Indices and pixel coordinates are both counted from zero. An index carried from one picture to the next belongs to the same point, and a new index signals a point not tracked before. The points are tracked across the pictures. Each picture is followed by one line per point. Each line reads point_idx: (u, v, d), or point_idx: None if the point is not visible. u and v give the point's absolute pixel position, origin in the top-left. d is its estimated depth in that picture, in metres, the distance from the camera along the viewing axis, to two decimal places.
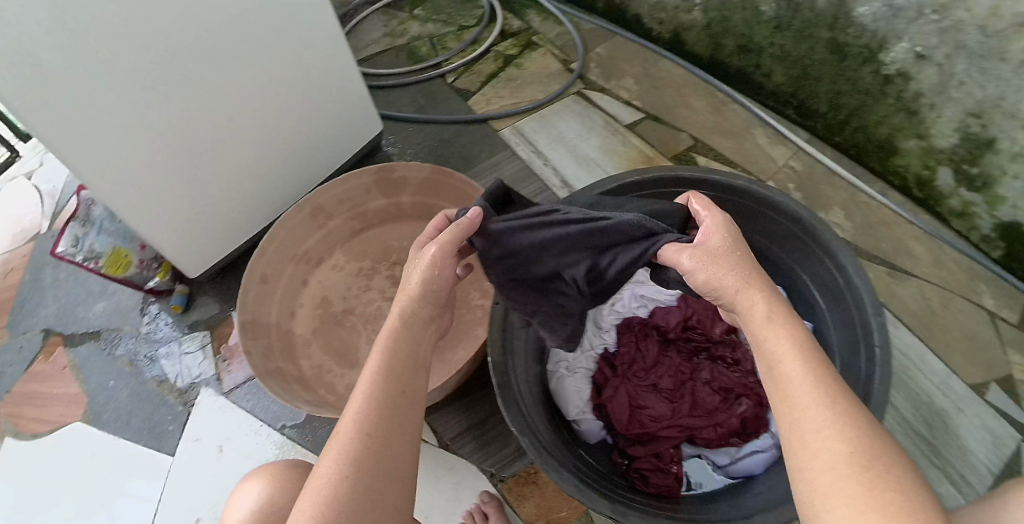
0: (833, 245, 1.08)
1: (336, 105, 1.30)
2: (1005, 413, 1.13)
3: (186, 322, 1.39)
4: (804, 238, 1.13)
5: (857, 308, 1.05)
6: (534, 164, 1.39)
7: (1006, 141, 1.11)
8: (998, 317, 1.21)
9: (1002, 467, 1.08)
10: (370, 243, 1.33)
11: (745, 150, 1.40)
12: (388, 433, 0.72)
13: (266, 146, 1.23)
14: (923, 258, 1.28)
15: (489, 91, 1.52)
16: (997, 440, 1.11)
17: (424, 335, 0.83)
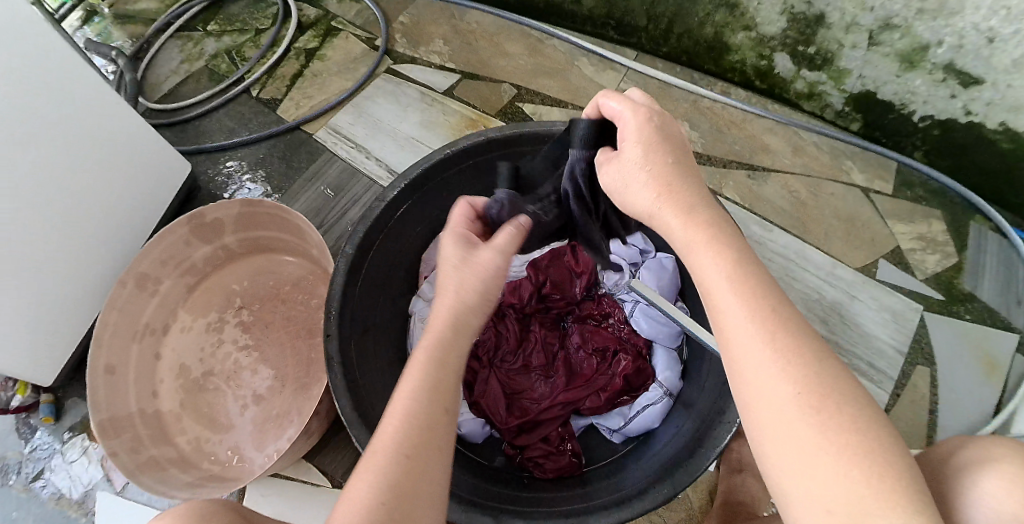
0: None
1: (132, 162, 1.17)
2: (900, 287, 1.11)
3: (63, 429, 1.21)
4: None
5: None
6: (356, 161, 1.34)
7: (834, 14, 1.05)
8: (873, 191, 1.18)
9: (910, 344, 1.07)
10: (213, 291, 1.23)
11: (572, 86, 1.36)
12: (426, 455, 0.62)
13: (74, 237, 1.09)
14: (783, 150, 1.22)
15: (296, 92, 1.44)
16: (897, 316, 1.09)
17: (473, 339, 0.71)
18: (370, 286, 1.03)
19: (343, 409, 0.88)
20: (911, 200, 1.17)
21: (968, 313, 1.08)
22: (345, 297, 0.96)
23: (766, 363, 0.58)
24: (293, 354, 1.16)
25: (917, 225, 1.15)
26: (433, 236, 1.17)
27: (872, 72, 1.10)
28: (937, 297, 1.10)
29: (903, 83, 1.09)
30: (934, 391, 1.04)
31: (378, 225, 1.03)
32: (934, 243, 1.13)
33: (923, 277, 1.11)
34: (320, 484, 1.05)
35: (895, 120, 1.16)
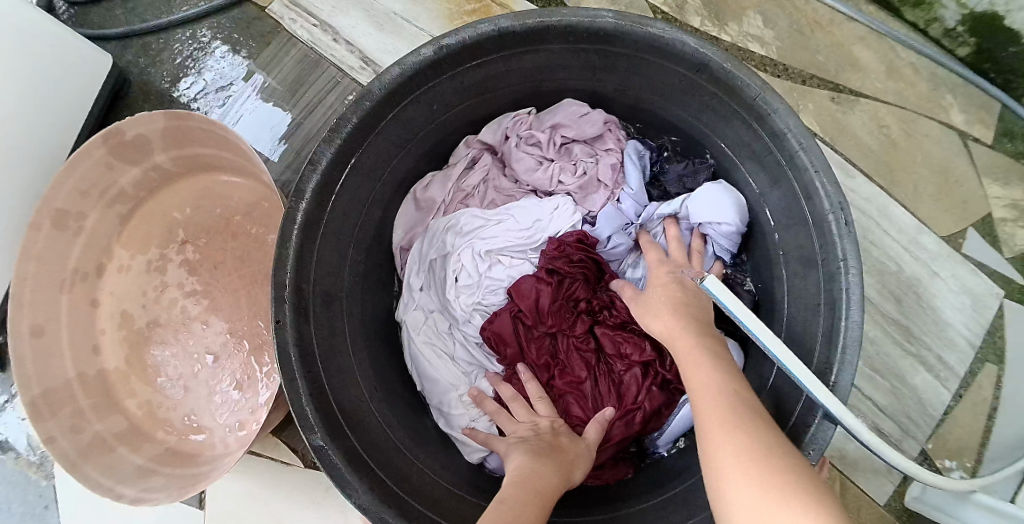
0: (760, 104, 0.71)
1: (17, 58, 0.87)
2: (983, 265, 0.98)
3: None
4: (709, 86, 0.76)
5: (806, 194, 0.73)
6: (320, 46, 1.03)
7: None
8: (971, 137, 1.01)
9: (984, 336, 0.96)
10: (151, 221, 1.02)
11: None
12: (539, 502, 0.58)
13: None
14: (874, 68, 1.01)
15: None
16: (977, 302, 0.97)
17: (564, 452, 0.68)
18: (337, 238, 0.79)
19: (303, 417, 0.69)
20: (1011, 155, 1.00)
21: None
22: (302, 260, 0.73)
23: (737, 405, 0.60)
24: (247, 305, 0.96)
25: (1014, 189, 0.99)
26: (408, 191, 0.91)
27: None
28: (1022, 282, 0.97)
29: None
30: (996, 395, 0.94)
31: (341, 157, 0.75)
32: None
33: (1009, 255, 0.98)
34: (291, 462, 0.93)
35: (1016, 53, 0.97)
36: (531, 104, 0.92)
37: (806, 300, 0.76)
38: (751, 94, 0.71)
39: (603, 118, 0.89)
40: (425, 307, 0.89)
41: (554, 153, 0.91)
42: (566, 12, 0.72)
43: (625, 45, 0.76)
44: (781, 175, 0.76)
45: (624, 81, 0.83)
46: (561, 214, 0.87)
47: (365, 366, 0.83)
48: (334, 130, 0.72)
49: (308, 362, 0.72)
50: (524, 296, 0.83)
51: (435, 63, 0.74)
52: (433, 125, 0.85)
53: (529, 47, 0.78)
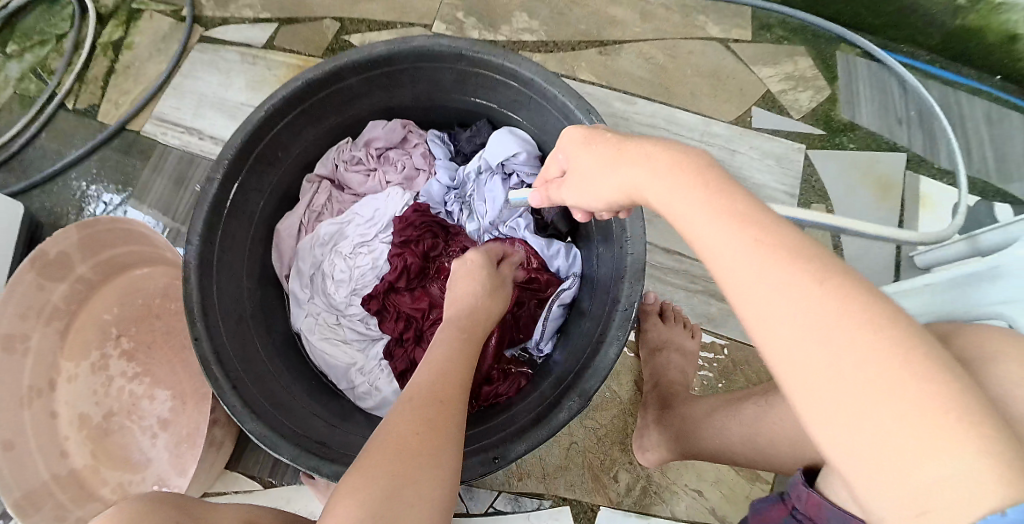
0: (509, 65, 0.90)
1: None
2: (778, 132, 1.18)
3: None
4: (475, 70, 0.95)
5: (564, 115, 0.91)
6: (192, 147, 1.17)
7: None
8: (730, 40, 1.23)
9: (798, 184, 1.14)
10: (86, 330, 1.15)
11: (399, 3, 1.18)
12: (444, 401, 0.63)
13: None
14: (632, 19, 1.22)
15: (114, 93, 1.27)
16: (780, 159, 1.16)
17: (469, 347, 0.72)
18: (228, 273, 0.92)
19: (232, 407, 0.81)
20: (773, 40, 1.24)
21: (854, 142, 1.18)
22: (204, 293, 0.86)
23: (906, 416, 0.40)
24: (184, 368, 1.11)
25: (783, 64, 1.22)
26: (271, 230, 1.01)
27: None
28: (819, 132, 1.18)
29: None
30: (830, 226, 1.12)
31: (217, 207, 0.89)
32: (804, 80, 1.22)
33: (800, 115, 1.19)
34: (252, 488, 1.03)
35: None
36: (348, 134, 1.04)
37: None
38: (500, 62, 0.90)
39: (401, 124, 1.04)
40: (313, 312, 0.99)
41: (375, 164, 1.05)
42: (350, 52, 0.90)
43: (403, 61, 0.94)
44: (545, 111, 0.94)
45: (417, 95, 1.01)
46: (395, 198, 1.02)
47: (283, 370, 0.95)
48: (206, 186, 0.87)
49: (230, 372, 0.84)
50: (391, 268, 0.97)
51: (265, 122, 0.90)
52: (284, 169, 1.00)
53: (334, 88, 0.95)
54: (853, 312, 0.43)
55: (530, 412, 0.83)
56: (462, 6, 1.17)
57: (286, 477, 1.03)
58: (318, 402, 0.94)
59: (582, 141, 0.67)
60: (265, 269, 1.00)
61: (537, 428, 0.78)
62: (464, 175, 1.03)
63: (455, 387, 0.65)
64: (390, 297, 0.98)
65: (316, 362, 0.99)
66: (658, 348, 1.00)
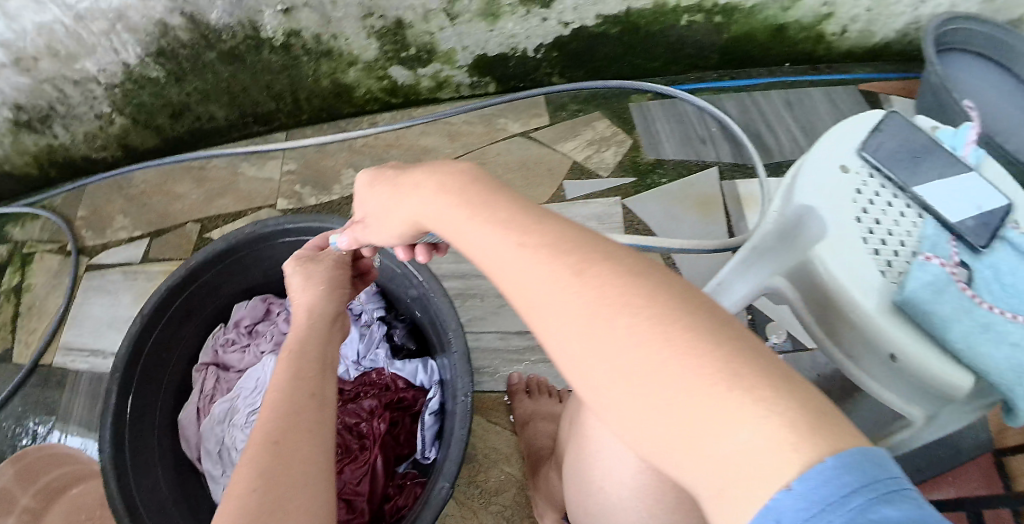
0: (320, 227, 1.11)
1: None
2: (588, 194, 1.39)
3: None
4: (298, 238, 1.16)
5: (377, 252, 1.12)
6: (98, 363, 1.33)
7: (404, 14, 1.29)
8: (530, 132, 1.46)
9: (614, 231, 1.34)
10: None
11: (244, 193, 1.38)
12: (286, 449, 0.65)
13: None
14: (441, 141, 1.42)
15: (21, 334, 1.41)
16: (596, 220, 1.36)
17: (312, 388, 0.76)
18: (142, 473, 1.02)
19: None
20: (571, 115, 1.50)
21: (666, 176, 1.44)
22: (124, 494, 0.95)
23: (691, 391, 0.46)
24: None
25: (583, 132, 1.48)
26: (175, 423, 1.16)
27: (471, 40, 1.37)
28: (629, 180, 1.42)
29: (501, 33, 1.38)
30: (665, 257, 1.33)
31: (119, 417, 1.00)
32: (602, 141, 1.47)
33: (610, 171, 1.43)
34: None
35: (519, 64, 1.47)
36: (218, 322, 1.24)
37: (420, 307, 1.13)
38: (314, 226, 1.11)
39: (260, 299, 1.25)
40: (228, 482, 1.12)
41: (246, 339, 1.22)
42: (196, 254, 1.09)
43: (244, 247, 1.14)
44: None
45: (262, 269, 1.22)
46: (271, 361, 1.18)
47: None
48: (107, 399, 0.99)
49: None
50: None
51: (143, 334, 1.05)
52: (172, 367, 1.15)
53: (194, 288, 1.13)
54: (613, 294, 0.50)
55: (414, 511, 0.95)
56: (298, 178, 1.38)
57: None
58: None
59: (369, 184, 0.77)
60: (178, 459, 1.13)
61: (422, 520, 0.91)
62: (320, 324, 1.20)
63: (301, 427, 0.69)
64: None
65: None
66: (527, 422, 1.15)
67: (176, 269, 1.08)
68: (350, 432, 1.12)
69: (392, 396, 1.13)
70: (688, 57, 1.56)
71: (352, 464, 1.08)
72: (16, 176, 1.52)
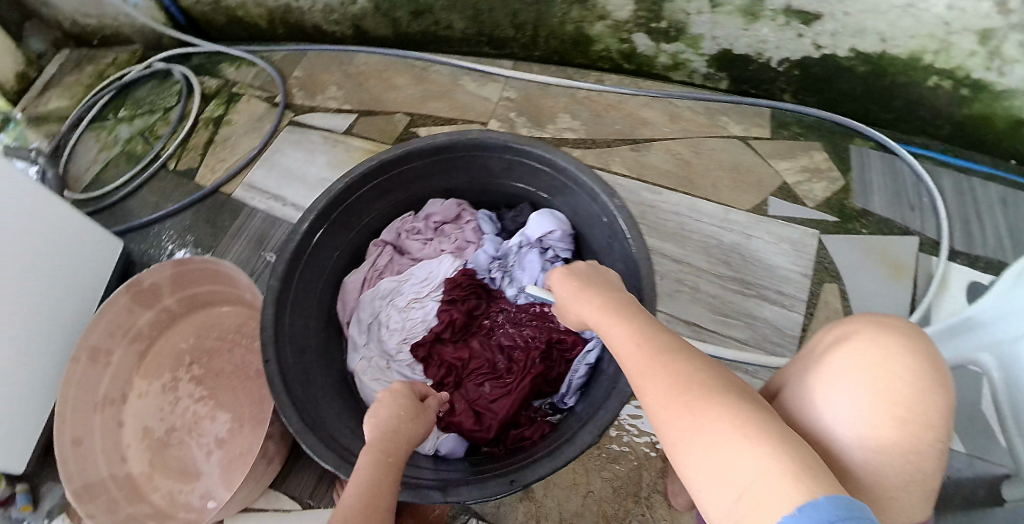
0: (544, 155, 1.09)
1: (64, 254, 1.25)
2: (793, 219, 1.34)
3: (44, 512, 1.24)
4: (518, 158, 1.13)
5: (594, 199, 1.08)
6: (273, 210, 1.36)
7: None
8: (750, 138, 1.43)
9: (813, 266, 1.29)
10: (162, 355, 1.30)
11: (460, 103, 1.41)
12: (378, 487, 0.76)
13: (25, 330, 1.18)
14: (661, 119, 1.42)
15: (208, 159, 1.48)
16: (792, 245, 1.31)
17: (408, 431, 0.83)
18: (299, 313, 1.06)
19: (293, 426, 0.91)
20: (789, 137, 1.44)
21: (865, 227, 1.33)
22: (278, 326, 0.99)
23: (731, 438, 0.65)
24: (246, 395, 1.23)
25: (800, 157, 1.41)
26: (338, 283, 1.18)
27: (722, 32, 1.36)
28: (832, 219, 1.34)
29: (753, 35, 1.35)
30: (843, 304, 1.25)
31: (296, 257, 1.04)
32: (817, 172, 1.39)
33: (816, 204, 1.36)
34: (291, 508, 1.13)
35: (757, 70, 1.43)
36: (410, 209, 1.24)
37: (618, 264, 1.09)
38: (538, 152, 1.09)
39: (455, 203, 1.24)
40: (366, 355, 1.13)
41: (433, 234, 1.23)
42: (417, 140, 1.10)
43: (461, 149, 1.13)
44: (578, 193, 1.12)
45: (469, 177, 1.20)
46: (446, 262, 1.19)
47: (334, 400, 1.06)
48: (288, 239, 1.03)
49: (295, 397, 0.95)
50: (438, 321, 1.13)
51: (346, 193, 1.08)
52: (356, 231, 1.17)
53: (403, 169, 1.14)
54: (665, 360, 0.74)
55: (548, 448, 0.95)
56: (514, 107, 1.39)
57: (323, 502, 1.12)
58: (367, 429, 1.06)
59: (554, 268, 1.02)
60: (329, 315, 1.16)
61: (555, 455, 0.91)
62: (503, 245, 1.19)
63: (388, 476, 0.78)
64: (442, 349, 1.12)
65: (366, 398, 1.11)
66: None
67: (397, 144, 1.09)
68: (501, 351, 1.11)
69: (551, 333, 1.11)
70: (918, 122, 1.40)
71: (496, 382, 1.08)
72: (247, 23, 1.63)
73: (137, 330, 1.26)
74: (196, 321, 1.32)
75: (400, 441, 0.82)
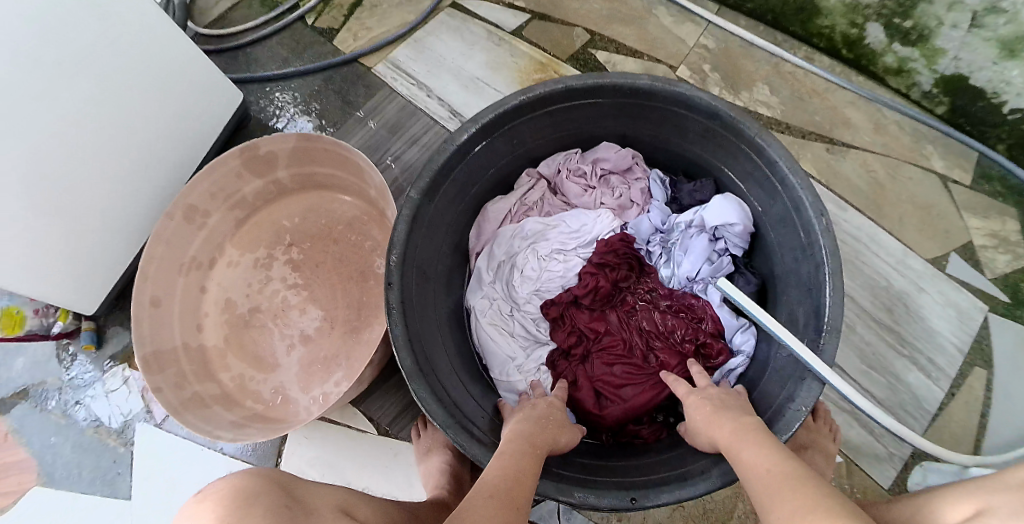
0: (754, 138, 0.91)
1: (186, 103, 1.15)
2: (965, 281, 1.11)
3: (105, 358, 1.20)
4: (723, 131, 0.95)
5: (795, 207, 0.90)
6: (417, 100, 1.26)
7: None
8: (950, 179, 1.16)
9: (970, 343, 1.08)
10: (261, 227, 1.19)
11: (649, 36, 1.28)
12: (523, 463, 0.73)
13: (130, 171, 1.09)
14: (863, 127, 1.19)
15: (354, 23, 1.34)
16: (962, 313, 1.09)
17: (550, 423, 0.83)
18: (432, 234, 0.94)
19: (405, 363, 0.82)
20: (988, 194, 1.15)
21: None
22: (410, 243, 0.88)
23: None
24: (343, 297, 1.13)
25: (992, 221, 1.14)
26: (479, 207, 1.06)
27: (968, 55, 1.07)
28: (1003, 298, 1.10)
29: (999, 71, 1.06)
30: (987, 394, 1.05)
31: (444, 172, 0.91)
32: (1007, 242, 1.12)
33: (991, 275, 1.11)
34: (366, 430, 1.07)
35: (983, 109, 1.12)
36: (578, 145, 1.09)
37: (800, 289, 0.92)
38: (751, 134, 0.91)
39: (632, 154, 1.08)
40: (490, 295, 1.03)
41: (596, 183, 1.08)
42: (616, 75, 0.92)
43: (660, 100, 0.96)
44: (776, 194, 0.93)
45: (654, 129, 1.03)
46: (604, 219, 1.05)
47: (448, 338, 0.97)
48: (442, 149, 0.89)
49: (412, 334, 0.85)
50: (581, 284, 1.00)
51: (518, 110, 0.93)
52: (517, 154, 1.03)
53: (586, 102, 0.98)
54: (779, 470, 0.65)
55: (673, 469, 0.85)
56: (709, 59, 1.26)
57: (402, 435, 1.06)
58: (474, 380, 0.97)
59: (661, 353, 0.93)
60: (461, 240, 1.05)
61: (683, 483, 0.81)
62: (670, 219, 1.05)
63: (533, 452, 0.76)
64: (573, 315, 1.01)
65: (479, 343, 1.02)
66: (803, 447, 0.98)
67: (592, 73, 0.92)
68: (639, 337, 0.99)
69: (697, 334, 0.98)
70: None
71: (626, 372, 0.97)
72: None
73: (241, 197, 1.17)
74: (307, 200, 1.20)
75: (545, 430, 0.82)
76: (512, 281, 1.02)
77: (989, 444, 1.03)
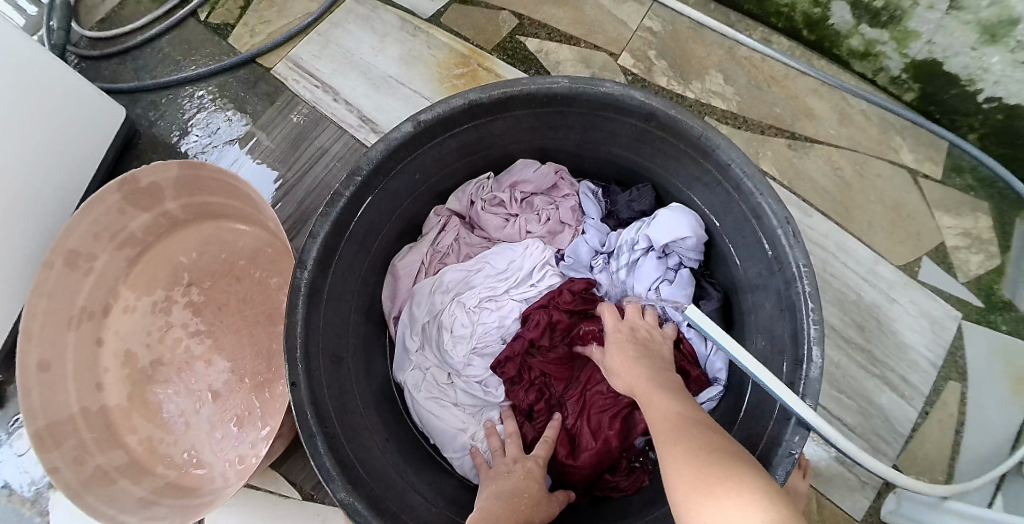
0: (699, 138, 0.78)
1: (64, 131, 0.98)
2: (941, 289, 1.02)
3: (9, 417, 1.06)
4: (659, 132, 0.82)
5: (755, 215, 0.78)
6: (322, 105, 1.10)
7: None
8: (921, 174, 1.05)
9: (944, 357, 0.99)
10: (158, 265, 1.05)
11: (587, 18, 1.13)
12: None
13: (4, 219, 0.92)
14: (828, 118, 1.07)
15: (251, 17, 1.17)
16: (934, 323, 1.00)
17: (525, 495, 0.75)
18: (338, 305, 0.81)
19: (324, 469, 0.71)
20: (959, 188, 1.04)
21: (1004, 323, 1.00)
22: (309, 327, 0.75)
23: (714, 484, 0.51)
24: (250, 344, 0.99)
25: (964, 218, 1.04)
26: (388, 265, 0.93)
27: (944, 39, 0.94)
28: (976, 303, 1.01)
29: (978, 58, 0.94)
30: (961, 410, 0.97)
31: (340, 226, 0.78)
32: (978, 241, 1.02)
33: (964, 280, 1.02)
34: (289, 495, 0.95)
35: (955, 97, 1.01)
36: (489, 169, 0.96)
37: (770, 308, 0.81)
38: (696, 134, 0.78)
39: (553, 169, 0.96)
40: (422, 365, 0.90)
41: (517, 209, 0.96)
42: (528, 81, 0.79)
43: (582, 104, 0.83)
44: (731, 200, 0.82)
45: (583, 136, 0.90)
46: (534, 251, 0.92)
47: (381, 425, 0.85)
48: (330, 205, 0.76)
49: (331, 436, 0.73)
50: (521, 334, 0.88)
51: (418, 139, 0.79)
52: (419, 194, 0.90)
53: (500, 117, 0.84)
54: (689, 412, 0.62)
55: None
56: (654, 44, 1.12)
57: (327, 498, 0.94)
58: (419, 468, 0.86)
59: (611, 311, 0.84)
60: (375, 302, 0.92)
61: None
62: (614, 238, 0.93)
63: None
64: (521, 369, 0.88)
65: (421, 420, 0.89)
66: None
67: (496, 83, 0.79)
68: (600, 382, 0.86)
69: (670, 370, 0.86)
70: None
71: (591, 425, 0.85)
72: None
73: (129, 234, 1.01)
74: (206, 230, 1.06)
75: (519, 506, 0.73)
76: (444, 344, 0.89)
77: (964, 465, 0.95)
